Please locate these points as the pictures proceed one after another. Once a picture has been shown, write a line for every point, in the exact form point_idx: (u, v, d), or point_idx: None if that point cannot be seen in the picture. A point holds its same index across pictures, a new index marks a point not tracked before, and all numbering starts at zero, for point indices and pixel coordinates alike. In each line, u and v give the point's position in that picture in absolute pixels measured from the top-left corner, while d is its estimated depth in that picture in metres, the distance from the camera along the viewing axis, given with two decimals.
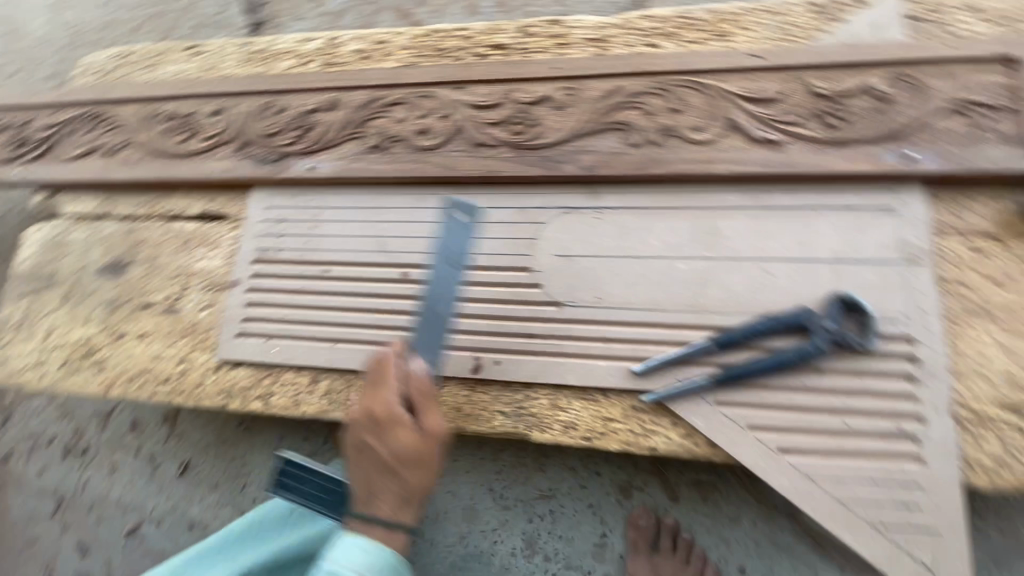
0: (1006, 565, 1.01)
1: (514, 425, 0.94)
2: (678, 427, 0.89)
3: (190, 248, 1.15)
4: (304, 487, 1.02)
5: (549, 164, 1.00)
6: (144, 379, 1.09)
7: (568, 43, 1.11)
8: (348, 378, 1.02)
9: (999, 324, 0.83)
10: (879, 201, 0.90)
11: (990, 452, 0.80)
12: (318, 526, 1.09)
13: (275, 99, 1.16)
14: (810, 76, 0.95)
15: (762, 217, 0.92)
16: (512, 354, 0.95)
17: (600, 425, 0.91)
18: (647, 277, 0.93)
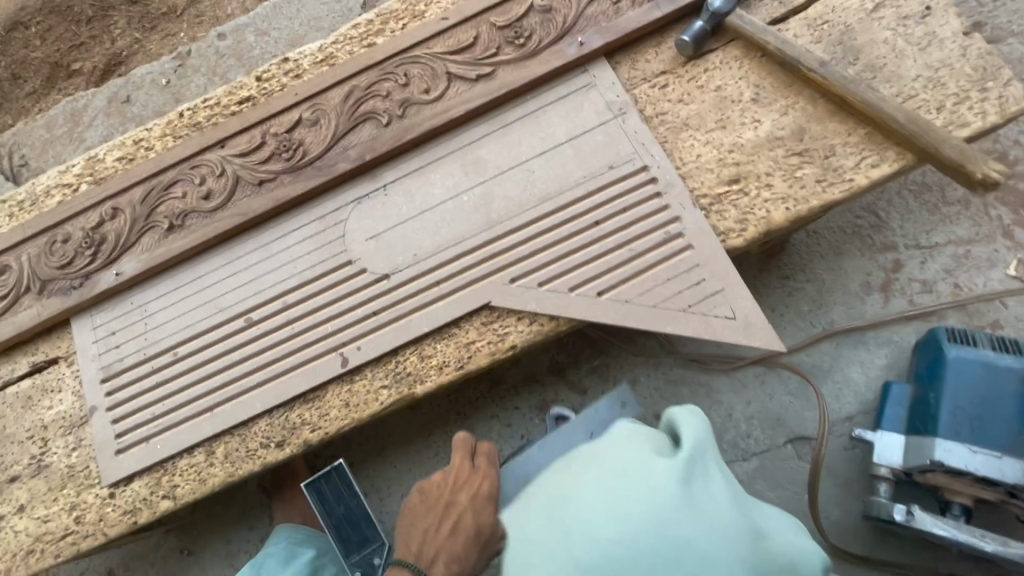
0: (822, 302, 1.34)
1: (398, 390, 1.03)
2: (523, 319, 1.03)
3: (35, 404, 1.13)
4: (336, 508, 1.13)
5: (327, 171, 1.12)
6: (44, 545, 1.05)
7: (301, 72, 1.24)
8: (239, 433, 1.05)
9: (696, 128, 1.07)
10: (580, 82, 1.11)
11: (731, 218, 1.02)
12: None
13: (57, 232, 1.18)
14: (490, 17, 1.16)
15: (506, 133, 1.11)
16: (369, 334, 1.05)
17: (465, 350, 1.03)
18: (444, 219, 1.08)
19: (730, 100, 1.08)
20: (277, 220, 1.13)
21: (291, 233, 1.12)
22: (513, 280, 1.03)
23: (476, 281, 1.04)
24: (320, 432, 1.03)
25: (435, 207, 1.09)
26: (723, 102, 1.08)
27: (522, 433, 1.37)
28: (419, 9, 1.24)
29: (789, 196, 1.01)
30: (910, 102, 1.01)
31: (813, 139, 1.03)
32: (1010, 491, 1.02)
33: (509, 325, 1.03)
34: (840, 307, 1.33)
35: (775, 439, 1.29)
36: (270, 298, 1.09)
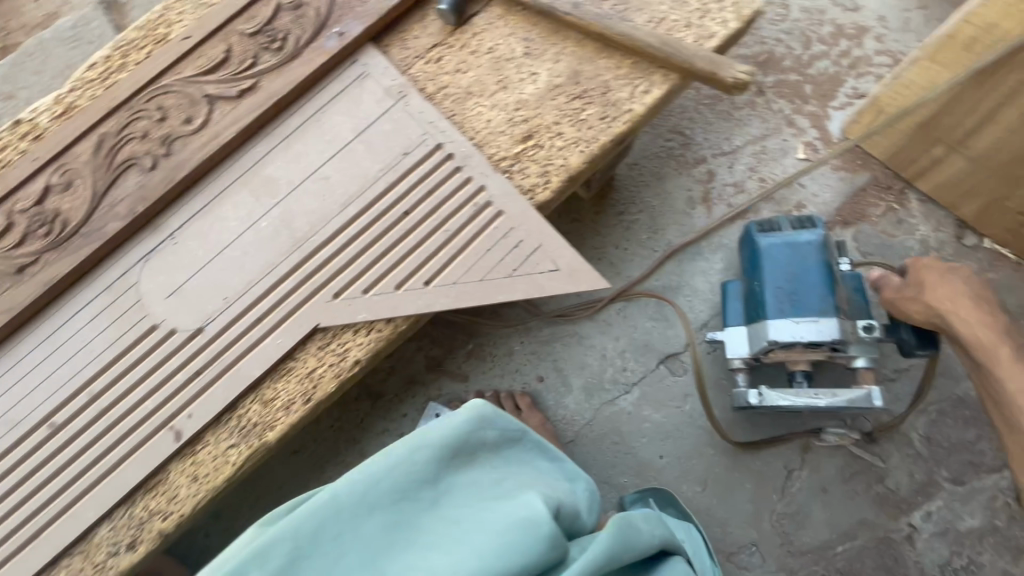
0: (657, 227, 1.42)
1: (247, 444, 0.95)
2: (359, 330, 0.98)
3: None
4: None
5: (98, 234, 0.99)
6: None
7: (37, 131, 1.07)
8: (78, 551, 0.92)
9: (479, 95, 1.07)
10: (353, 75, 1.06)
11: (534, 174, 1.03)
12: None
13: None
14: (238, 25, 1.07)
15: (289, 145, 1.04)
16: (198, 396, 0.95)
17: (308, 381, 0.97)
18: (247, 252, 1.00)
19: (504, 59, 1.08)
20: (56, 304, 0.99)
21: (77, 315, 0.98)
22: (337, 295, 0.98)
23: (299, 307, 0.98)
24: (173, 517, 0.93)
25: (234, 242, 1.00)
26: (498, 62, 1.08)
27: None
28: (159, 32, 1.11)
29: (580, 139, 1.04)
30: (662, 25, 1.07)
31: (588, 79, 1.06)
32: (832, 347, 1.13)
33: (346, 341, 0.98)
34: (674, 227, 1.42)
35: (649, 364, 1.36)
36: (72, 393, 0.96)
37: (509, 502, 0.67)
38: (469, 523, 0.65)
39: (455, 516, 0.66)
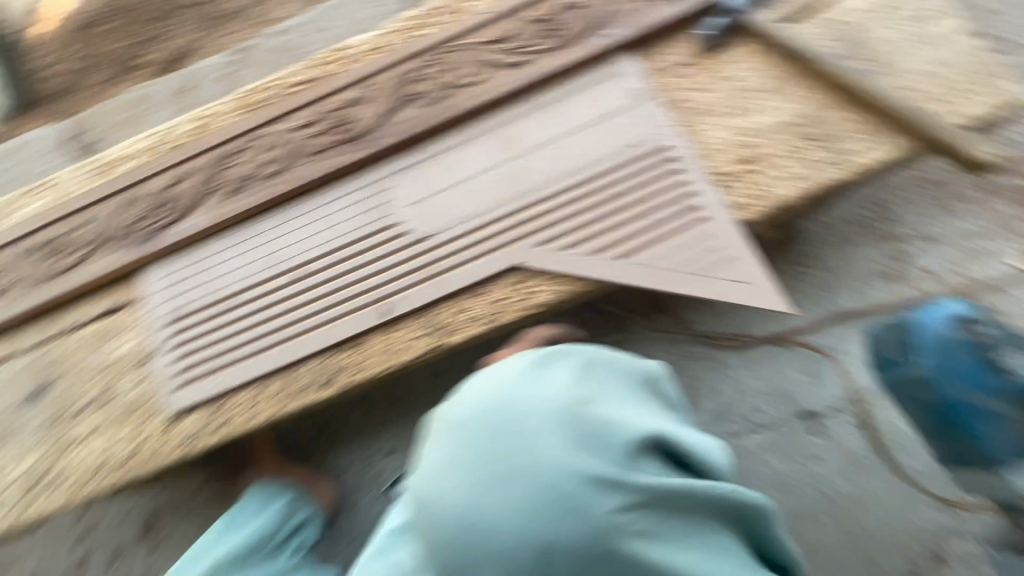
0: (830, 288, 1.40)
1: (432, 339, 1.13)
2: (548, 279, 1.12)
3: (105, 342, 1.25)
4: None
5: (376, 142, 1.25)
6: (106, 468, 1.16)
7: (354, 57, 1.37)
8: (286, 374, 1.15)
9: (713, 114, 1.17)
10: (608, 71, 1.22)
11: (745, 194, 1.11)
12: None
13: (134, 192, 1.32)
14: (528, 12, 1.28)
15: (538, 114, 1.22)
16: (408, 288, 1.15)
17: (495, 305, 1.13)
18: (480, 188, 1.18)
19: (746, 90, 1.18)
20: (329, 186, 1.25)
21: (342, 198, 1.24)
22: (541, 244, 1.13)
23: (508, 244, 1.14)
24: (361, 374, 1.13)
25: (473, 177, 1.20)
26: (739, 91, 1.18)
27: None
28: (463, 5, 1.37)
29: (798, 175, 1.10)
30: (911, 94, 1.10)
31: (821, 126, 1.12)
32: None
33: (536, 285, 1.12)
34: (849, 292, 1.40)
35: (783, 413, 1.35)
36: (321, 254, 1.20)
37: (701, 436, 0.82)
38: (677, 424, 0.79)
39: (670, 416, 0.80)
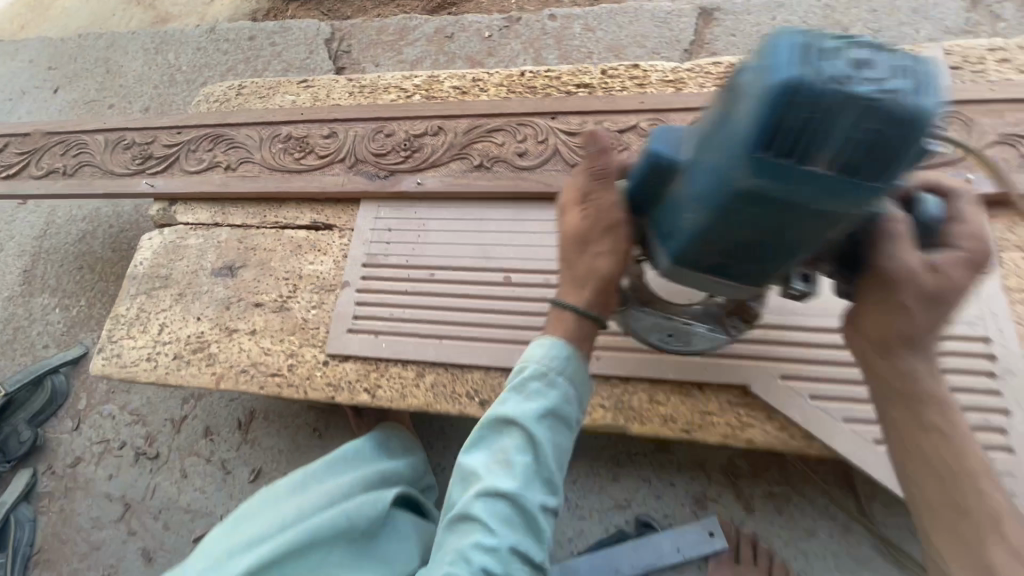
0: None
1: (615, 417, 1.00)
2: (773, 420, 0.95)
3: (301, 253, 1.26)
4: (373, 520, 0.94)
5: None
6: (253, 372, 1.16)
7: (646, 84, 1.27)
8: (452, 373, 1.08)
9: None
10: None
11: None
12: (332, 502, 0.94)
13: (385, 125, 1.31)
14: None
15: None
16: (612, 351, 1.02)
17: (699, 417, 0.97)
18: None
19: None
20: None
21: None
22: (783, 379, 0.95)
23: (742, 359, 0.97)
24: None
25: None
26: None
27: (666, 512, 1.27)
28: None
29: None
30: None
31: None
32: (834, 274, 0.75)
33: (754, 419, 0.95)
34: None
35: None
36: (537, 270, 1.10)
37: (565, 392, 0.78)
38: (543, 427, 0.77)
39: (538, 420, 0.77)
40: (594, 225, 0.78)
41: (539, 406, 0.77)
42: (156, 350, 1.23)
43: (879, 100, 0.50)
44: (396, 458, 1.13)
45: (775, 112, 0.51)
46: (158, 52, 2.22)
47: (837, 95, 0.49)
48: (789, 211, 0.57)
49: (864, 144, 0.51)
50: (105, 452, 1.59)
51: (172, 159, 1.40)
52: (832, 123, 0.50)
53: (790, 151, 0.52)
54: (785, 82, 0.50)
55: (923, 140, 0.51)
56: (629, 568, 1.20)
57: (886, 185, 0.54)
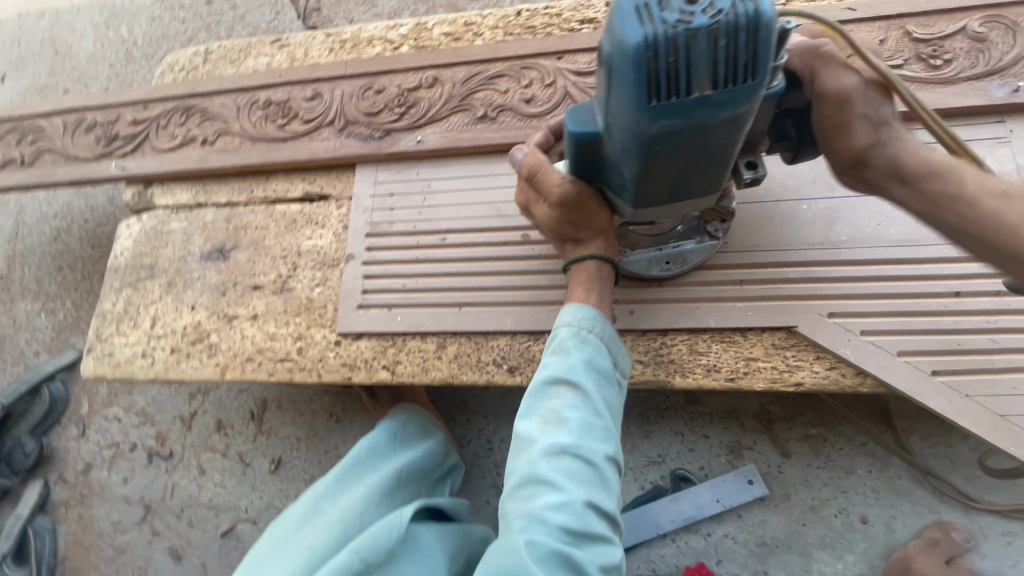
0: None
1: (654, 372, 0.94)
2: (822, 359, 0.89)
3: (298, 228, 1.16)
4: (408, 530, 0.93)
5: None
6: (260, 359, 1.08)
7: None
8: (476, 341, 1.01)
9: None
10: (990, 132, 0.93)
11: None
12: (344, 512, 0.93)
13: (375, 80, 1.20)
14: (907, 24, 1.00)
15: None
16: (645, 303, 0.96)
17: (742, 364, 0.92)
18: (772, 220, 0.96)
19: None
20: None
21: None
22: (830, 316, 0.89)
23: (785, 299, 0.92)
24: None
25: (766, 202, 0.97)
26: None
27: (702, 463, 1.23)
28: None
29: None
30: None
31: None
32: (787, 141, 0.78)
33: (802, 360, 0.90)
34: None
35: None
36: None
37: (597, 352, 0.76)
38: (589, 386, 0.73)
39: (585, 378, 0.73)
40: (563, 203, 0.79)
41: (580, 361, 0.74)
42: (151, 345, 1.14)
43: (716, 22, 0.53)
44: (411, 447, 1.10)
45: (647, 64, 0.55)
46: (109, 27, 2.03)
47: (680, 37, 0.54)
48: (704, 133, 0.61)
49: (724, 57, 0.55)
50: (106, 457, 1.50)
51: (142, 137, 1.28)
52: (686, 58, 0.55)
53: (669, 88, 0.56)
54: (638, 45, 0.55)
55: (772, 34, 0.55)
56: (670, 523, 1.19)
57: (762, 82, 0.57)
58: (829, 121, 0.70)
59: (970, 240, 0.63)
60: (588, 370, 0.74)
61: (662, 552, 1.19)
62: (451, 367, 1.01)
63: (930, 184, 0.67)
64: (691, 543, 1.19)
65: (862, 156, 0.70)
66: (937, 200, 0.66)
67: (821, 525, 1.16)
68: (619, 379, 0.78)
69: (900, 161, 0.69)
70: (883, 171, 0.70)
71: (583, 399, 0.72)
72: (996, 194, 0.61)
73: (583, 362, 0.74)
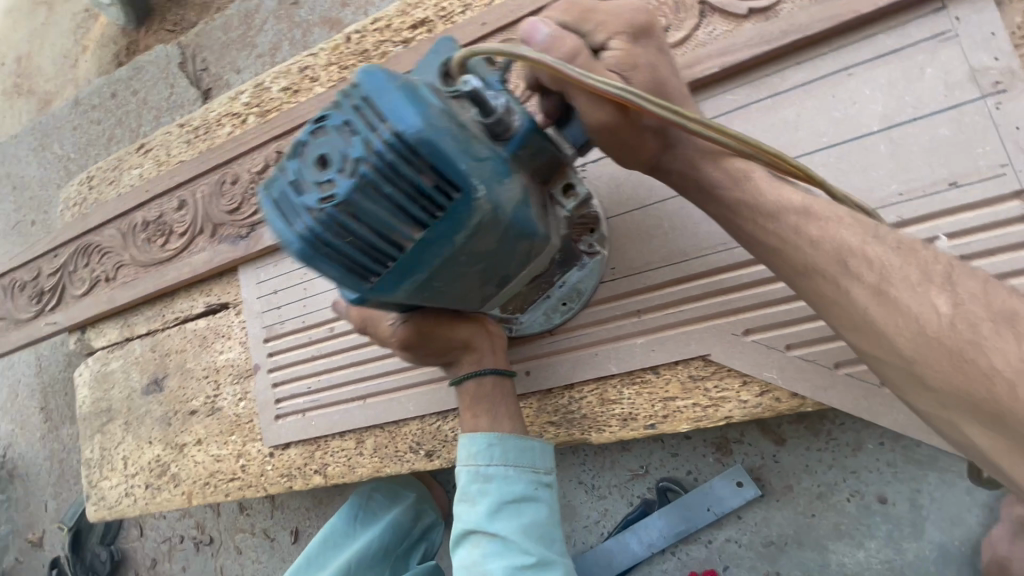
0: None
1: (568, 432, 0.84)
2: (749, 386, 0.74)
3: (209, 344, 1.15)
4: None
5: None
6: (214, 481, 1.12)
7: None
8: (389, 430, 0.96)
9: None
10: (927, 29, 0.66)
11: None
12: None
13: (227, 171, 1.11)
14: None
15: (776, 109, 0.73)
16: (541, 359, 0.85)
17: (660, 407, 0.79)
18: (661, 227, 0.78)
19: None
20: None
21: None
22: (748, 334, 0.73)
23: (692, 323, 0.76)
24: None
25: (649, 205, 0.79)
26: None
27: (689, 468, 1.12)
28: None
29: None
30: None
31: None
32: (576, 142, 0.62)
33: (727, 389, 0.75)
34: None
35: None
36: None
37: (504, 482, 0.68)
38: (505, 529, 0.66)
39: (497, 522, 0.66)
40: (408, 343, 0.72)
41: (490, 504, 0.67)
42: (130, 484, 1.22)
43: (356, 176, 0.41)
44: (373, 525, 1.05)
45: (328, 255, 0.44)
46: (44, 148, 2.08)
47: (334, 214, 0.41)
48: (466, 257, 0.49)
49: (403, 200, 0.43)
50: (169, 549, 1.68)
51: (61, 286, 1.31)
52: (362, 227, 0.43)
53: (372, 258, 0.45)
54: (303, 246, 0.43)
55: (444, 139, 0.42)
56: (663, 539, 1.10)
57: (482, 183, 0.45)
58: (610, 148, 0.60)
59: (761, 248, 0.58)
60: (499, 510, 0.66)
61: (664, 567, 1.12)
62: (372, 464, 0.97)
63: (729, 191, 0.60)
64: (692, 553, 1.10)
65: (656, 164, 0.63)
66: (732, 207, 0.59)
67: (834, 514, 1.02)
68: (545, 486, 0.70)
69: (695, 166, 0.61)
70: (677, 176, 0.63)
71: (504, 546, 0.65)
72: (794, 212, 0.55)
73: (490, 505, 0.67)
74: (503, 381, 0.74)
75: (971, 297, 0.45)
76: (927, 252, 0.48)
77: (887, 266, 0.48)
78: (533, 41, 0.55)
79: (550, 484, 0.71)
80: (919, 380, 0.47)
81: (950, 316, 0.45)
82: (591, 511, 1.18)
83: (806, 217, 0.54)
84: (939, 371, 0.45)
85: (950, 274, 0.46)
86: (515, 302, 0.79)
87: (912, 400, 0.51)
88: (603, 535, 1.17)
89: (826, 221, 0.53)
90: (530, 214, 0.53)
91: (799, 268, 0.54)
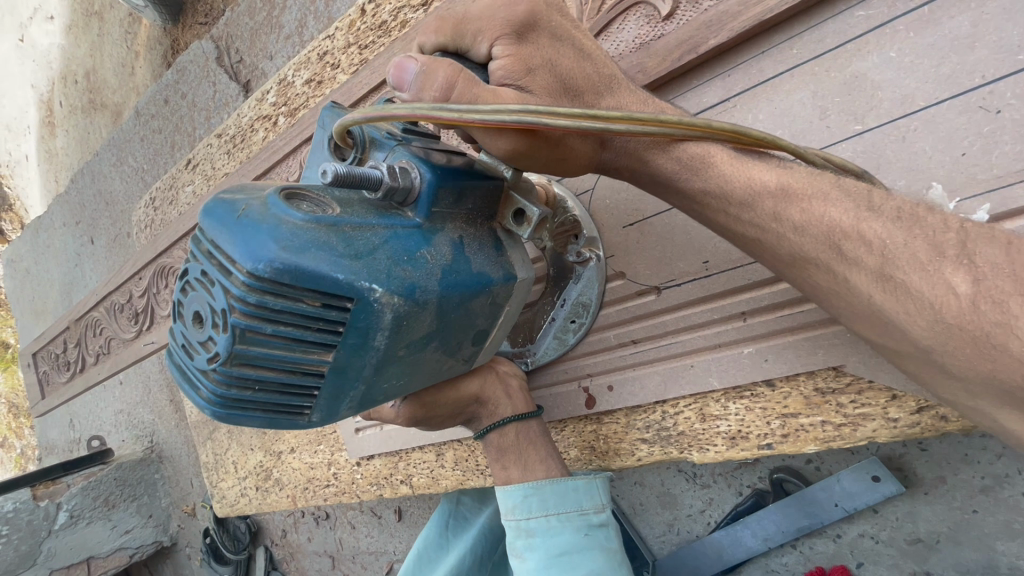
0: None
1: (662, 451, 0.72)
2: (899, 402, 0.58)
3: None
4: None
5: None
6: (313, 487, 1.15)
7: None
8: (468, 443, 0.90)
9: None
10: None
11: None
12: None
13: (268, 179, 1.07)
14: None
15: (936, 22, 0.51)
16: (626, 371, 0.74)
17: (776, 423, 0.64)
18: None
19: None
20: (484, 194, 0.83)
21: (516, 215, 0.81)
22: None
23: (822, 325, 0.60)
24: None
25: None
26: None
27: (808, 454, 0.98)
28: None
29: None
30: None
31: None
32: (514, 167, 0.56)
33: (868, 406, 0.59)
34: None
35: None
36: None
37: (548, 535, 0.66)
38: None
39: None
40: (419, 417, 0.69)
41: (538, 558, 0.65)
42: (243, 485, 1.30)
43: (233, 328, 0.47)
44: (466, 531, 1.03)
45: (249, 401, 0.51)
46: None
47: (227, 373, 0.49)
48: (399, 344, 0.54)
49: (292, 330, 0.49)
50: (293, 523, 1.81)
51: (151, 307, 1.37)
52: (269, 368, 0.50)
53: (300, 387, 0.52)
54: (222, 404, 0.51)
55: (294, 272, 0.47)
56: (781, 534, 0.97)
57: (360, 286, 0.49)
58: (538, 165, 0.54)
59: (739, 237, 0.52)
60: (546, 564, 0.64)
61: (783, 560, 1.02)
62: (455, 476, 0.92)
63: (688, 180, 0.52)
64: (817, 547, 0.99)
65: (600, 164, 0.56)
66: (699, 199, 0.53)
67: (1002, 511, 0.84)
68: (595, 528, 0.68)
69: (642, 159, 0.54)
70: (628, 171, 0.56)
71: None
72: (771, 195, 0.48)
73: (537, 560, 0.65)
74: (537, 420, 0.73)
75: (995, 271, 0.39)
76: (934, 219, 0.42)
77: (890, 245, 0.43)
78: (408, 84, 0.50)
79: (602, 523, 0.68)
80: (939, 365, 0.44)
81: (971, 296, 0.40)
82: (696, 501, 1.08)
83: (787, 199, 0.47)
84: (963, 358, 0.42)
85: (966, 244, 0.41)
86: (522, 330, 0.79)
87: (934, 388, 0.49)
88: (709, 524, 1.07)
89: (810, 200, 0.46)
90: (458, 279, 0.55)
91: (789, 260, 0.49)
